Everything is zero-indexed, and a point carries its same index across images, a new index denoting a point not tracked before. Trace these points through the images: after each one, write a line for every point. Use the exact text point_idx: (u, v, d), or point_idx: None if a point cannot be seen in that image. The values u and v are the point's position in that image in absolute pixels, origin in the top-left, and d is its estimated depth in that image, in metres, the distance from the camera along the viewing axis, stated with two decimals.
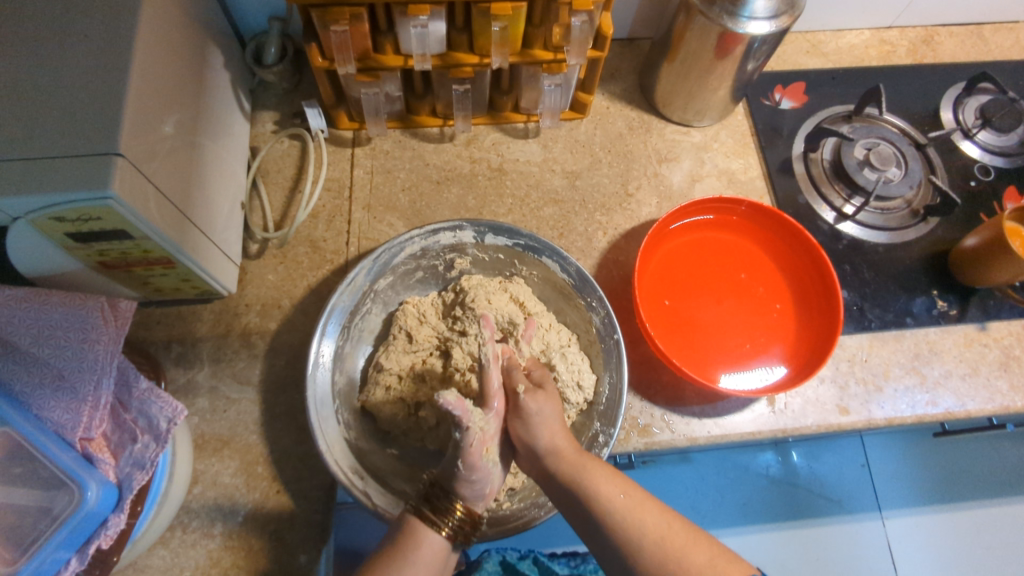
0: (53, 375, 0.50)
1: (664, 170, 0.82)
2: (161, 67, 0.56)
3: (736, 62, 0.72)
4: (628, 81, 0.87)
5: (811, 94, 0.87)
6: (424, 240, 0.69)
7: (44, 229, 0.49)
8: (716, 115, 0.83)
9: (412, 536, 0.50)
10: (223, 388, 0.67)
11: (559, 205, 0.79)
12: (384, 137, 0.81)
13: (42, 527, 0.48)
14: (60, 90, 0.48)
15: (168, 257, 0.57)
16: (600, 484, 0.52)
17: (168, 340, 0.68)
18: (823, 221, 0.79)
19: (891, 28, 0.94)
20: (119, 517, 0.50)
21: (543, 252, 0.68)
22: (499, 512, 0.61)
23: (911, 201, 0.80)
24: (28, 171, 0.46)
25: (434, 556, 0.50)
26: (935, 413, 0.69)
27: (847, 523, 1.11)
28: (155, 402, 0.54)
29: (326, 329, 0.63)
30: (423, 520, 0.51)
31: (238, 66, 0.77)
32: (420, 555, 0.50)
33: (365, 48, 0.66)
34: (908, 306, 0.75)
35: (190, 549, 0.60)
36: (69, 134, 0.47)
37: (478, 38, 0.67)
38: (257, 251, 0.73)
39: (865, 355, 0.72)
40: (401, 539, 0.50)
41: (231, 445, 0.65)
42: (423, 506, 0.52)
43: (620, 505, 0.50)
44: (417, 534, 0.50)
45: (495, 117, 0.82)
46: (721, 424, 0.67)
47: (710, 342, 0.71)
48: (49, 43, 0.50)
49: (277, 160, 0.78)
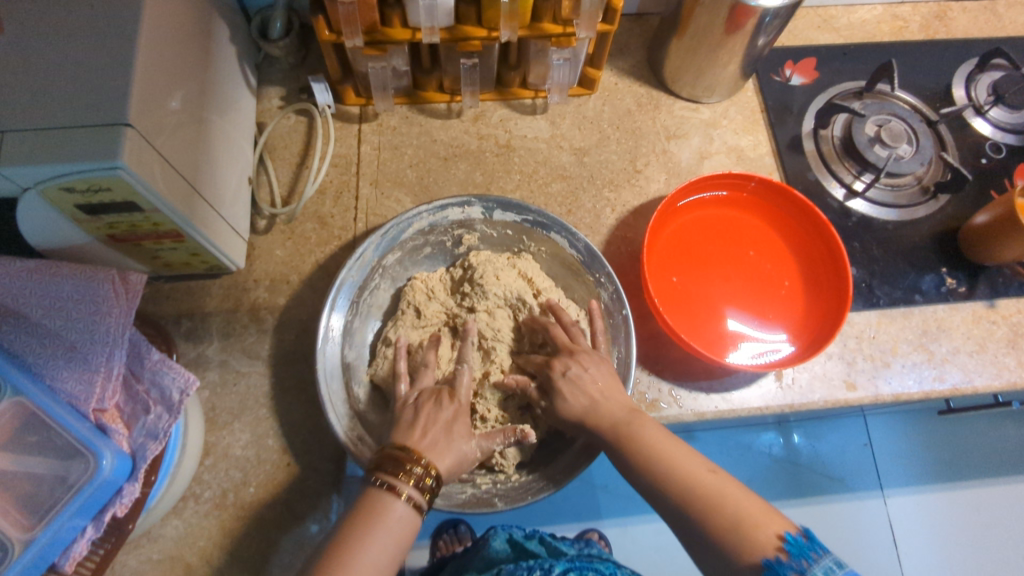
0: (65, 346, 0.51)
1: (672, 147, 0.81)
2: (168, 39, 0.55)
3: (747, 37, 0.71)
4: (637, 57, 0.86)
5: (822, 71, 0.86)
6: (432, 216, 0.68)
7: (55, 200, 0.49)
8: (725, 91, 0.82)
9: (376, 509, 0.49)
10: (233, 362, 0.67)
11: (567, 182, 0.78)
12: (391, 113, 0.80)
13: (58, 494, 0.49)
14: (67, 60, 0.48)
15: (177, 230, 0.57)
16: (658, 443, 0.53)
17: (178, 315, 0.68)
18: (833, 198, 0.79)
19: (904, 4, 0.93)
20: (133, 486, 0.51)
21: (552, 228, 0.68)
22: (509, 484, 0.63)
23: (921, 178, 0.80)
24: (37, 142, 0.46)
25: (402, 524, 0.49)
26: (942, 389, 0.69)
27: (849, 501, 1.12)
28: (167, 373, 0.55)
29: (336, 303, 0.64)
30: (384, 486, 0.50)
31: (243, 41, 0.76)
32: (386, 526, 0.48)
33: (372, 22, 0.65)
34: (916, 283, 0.75)
35: (202, 520, 0.61)
36: (77, 105, 0.47)
37: (487, 11, 0.66)
38: (265, 227, 0.73)
39: (873, 332, 0.72)
40: (360, 511, 0.49)
41: (241, 418, 0.65)
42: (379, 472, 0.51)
43: (670, 462, 0.51)
44: (378, 502, 0.49)
45: (502, 93, 0.82)
46: (728, 399, 0.68)
47: (717, 318, 0.71)
48: (56, 12, 0.49)
49: (284, 136, 0.78)
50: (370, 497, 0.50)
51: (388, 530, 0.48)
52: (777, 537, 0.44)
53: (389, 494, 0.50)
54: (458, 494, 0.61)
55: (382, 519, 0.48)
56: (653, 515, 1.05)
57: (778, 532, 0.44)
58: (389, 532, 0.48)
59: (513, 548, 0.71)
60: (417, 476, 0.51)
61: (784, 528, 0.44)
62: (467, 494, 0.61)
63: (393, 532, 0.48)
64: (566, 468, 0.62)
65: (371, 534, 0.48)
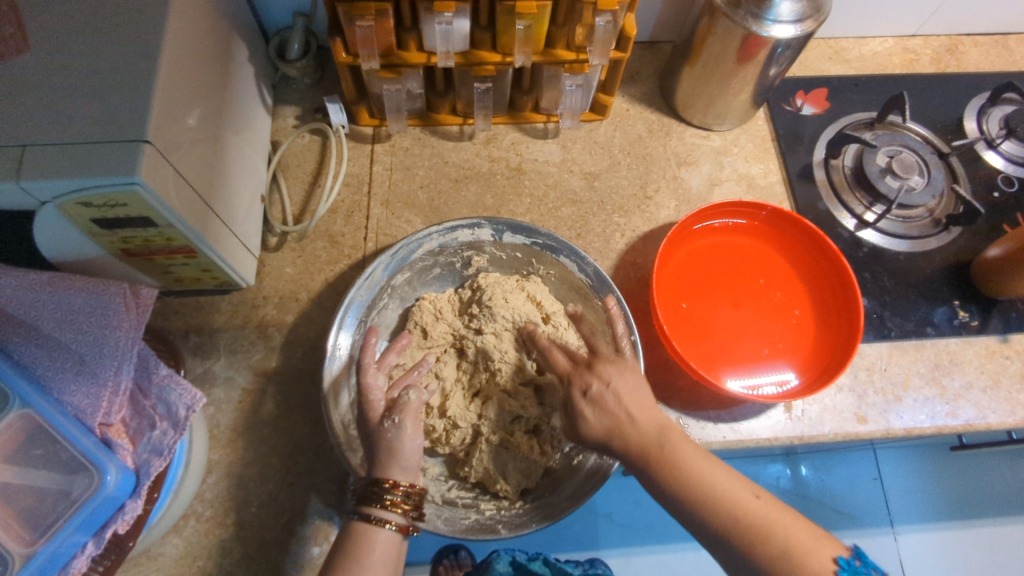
0: (74, 360, 0.51)
1: (683, 174, 0.81)
2: (188, 57, 0.56)
3: (759, 67, 0.72)
4: (648, 84, 0.87)
5: (833, 101, 0.86)
6: (442, 237, 0.69)
7: (71, 214, 0.50)
8: (736, 120, 0.83)
9: (362, 540, 0.50)
10: (239, 378, 0.67)
11: (577, 206, 0.79)
12: (404, 134, 0.81)
13: (60, 509, 0.48)
14: (90, 74, 0.49)
15: (190, 246, 0.58)
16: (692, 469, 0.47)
17: (186, 330, 0.69)
18: (844, 228, 0.78)
19: (915, 37, 0.94)
20: (136, 502, 0.50)
21: (561, 251, 0.68)
22: (511, 511, 0.61)
23: (933, 210, 0.79)
24: (59, 156, 0.46)
25: (389, 551, 0.50)
26: (955, 424, 0.68)
27: (858, 536, 1.10)
28: (174, 389, 0.54)
29: (343, 322, 0.63)
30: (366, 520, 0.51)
31: (261, 61, 0.78)
32: (373, 556, 0.49)
33: (389, 44, 0.67)
34: (929, 316, 0.74)
35: (202, 539, 0.60)
36: (96, 120, 0.48)
37: (502, 36, 0.67)
38: (276, 244, 0.74)
39: (884, 364, 0.71)
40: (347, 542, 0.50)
41: (245, 436, 0.65)
42: (361, 507, 0.51)
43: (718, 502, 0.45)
44: (365, 535, 0.50)
45: (514, 116, 0.82)
46: (737, 429, 0.67)
47: (725, 347, 0.70)
48: (83, 30, 0.50)
49: (298, 154, 0.79)
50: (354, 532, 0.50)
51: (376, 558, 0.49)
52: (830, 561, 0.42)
53: (373, 527, 0.51)
54: (461, 519, 0.60)
55: (373, 550, 0.50)
56: (657, 546, 1.04)
57: (830, 555, 0.42)
58: (376, 563, 0.49)
59: (516, 568, 0.83)
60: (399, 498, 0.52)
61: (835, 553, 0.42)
62: (469, 520, 0.59)
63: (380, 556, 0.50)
64: (571, 495, 0.59)
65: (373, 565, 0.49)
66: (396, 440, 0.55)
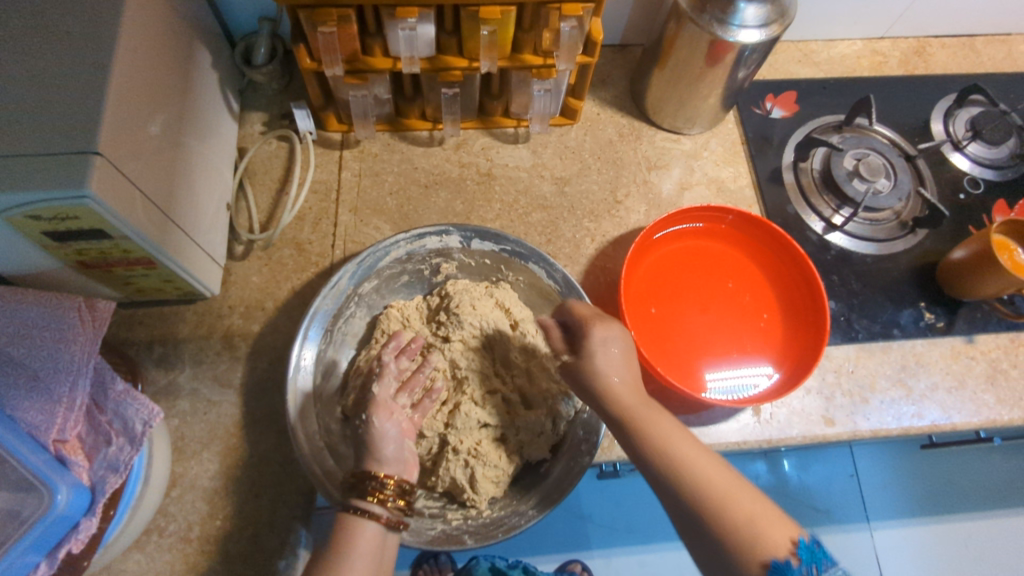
0: (27, 375, 0.50)
1: (653, 178, 0.82)
2: (146, 66, 0.55)
3: (726, 71, 0.72)
4: (619, 87, 0.87)
5: (802, 104, 0.86)
6: (410, 244, 0.68)
7: (20, 227, 0.48)
8: (706, 123, 0.83)
9: (346, 531, 0.50)
10: (204, 390, 0.66)
11: (548, 211, 0.78)
12: (373, 140, 0.80)
13: (9, 530, 0.46)
14: (37, 83, 0.48)
15: (149, 257, 0.57)
16: (667, 435, 0.48)
17: (150, 341, 0.68)
18: (812, 231, 0.79)
19: (883, 39, 0.94)
20: (91, 520, 0.49)
21: (530, 258, 0.68)
22: (478, 521, 0.61)
23: (900, 212, 0.80)
24: (6, 168, 0.45)
25: (372, 544, 0.50)
26: (921, 425, 0.69)
27: (836, 532, 1.11)
28: (131, 404, 0.53)
29: (308, 333, 0.63)
30: (353, 510, 0.51)
31: (226, 66, 0.76)
32: (358, 548, 0.49)
33: (353, 50, 0.66)
34: (895, 317, 0.74)
35: (165, 554, 0.60)
36: (45, 131, 0.47)
37: (467, 42, 0.67)
38: (242, 252, 0.73)
39: (851, 366, 0.72)
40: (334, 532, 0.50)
41: (210, 448, 0.64)
42: (349, 500, 0.52)
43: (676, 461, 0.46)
44: (353, 526, 0.50)
45: (484, 121, 0.82)
46: (705, 434, 0.67)
47: (694, 352, 0.70)
48: (32, 37, 0.49)
49: (265, 161, 0.78)
50: (341, 521, 0.51)
51: (362, 550, 0.49)
52: (789, 540, 0.41)
53: (360, 518, 0.50)
54: (428, 529, 0.59)
55: (359, 542, 0.49)
56: (638, 547, 1.04)
57: (790, 538, 0.42)
58: (361, 554, 0.49)
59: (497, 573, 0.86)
60: (390, 490, 0.52)
61: (796, 533, 0.42)
62: (435, 530, 0.59)
63: (366, 550, 0.49)
64: (538, 504, 0.59)
65: (356, 557, 0.48)
66: (367, 434, 0.56)
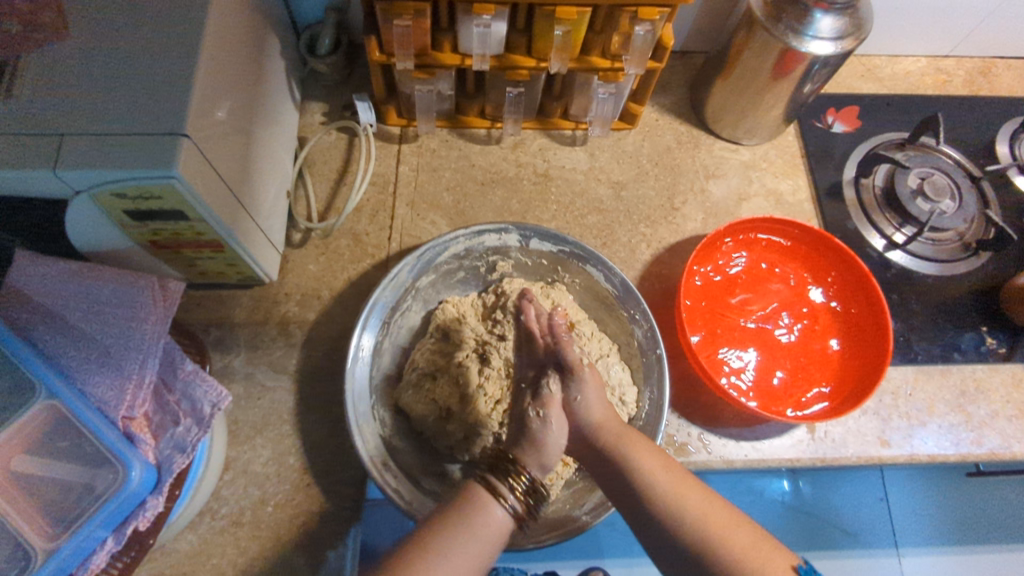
0: (99, 351, 0.51)
1: (710, 186, 0.81)
2: (223, 48, 0.55)
3: (793, 83, 0.71)
4: (679, 94, 0.86)
5: (864, 119, 0.85)
6: (469, 240, 0.68)
7: (105, 206, 0.49)
8: (766, 134, 0.82)
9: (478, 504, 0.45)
10: (259, 375, 0.67)
11: (603, 215, 0.78)
12: (431, 135, 0.80)
13: (84, 503, 0.47)
14: (130, 64, 0.48)
15: (218, 240, 0.57)
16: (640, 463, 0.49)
17: (207, 323, 0.68)
18: (872, 248, 0.77)
19: (948, 58, 0.93)
20: (158, 499, 0.49)
21: (589, 261, 0.68)
22: (531, 522, 0.60)
23: (963, 233, 0.78)
24: (99, 146, 0.46)
25: (499, 531, 0.45)
26: (979, 453, 0.67)
27: (864, 557, 1.06)
28: (200, 385, 0.54)
29: (368, 323, 0.63)
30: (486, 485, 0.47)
31: (292, 55, 0.77)
32: (484, 527, 0.44)
33: (424, 45, 0.66)
34: (955, 341, 0.73)
35: (217, 536, 0.60)
36: (135, 112, 0.47)
37: (538, 41, 0.66)
38: (300, 241, 0.73)
39: (909, 389, 0.70)
40: (462, 500, 0.46)
41: (264, 433, 0.64)
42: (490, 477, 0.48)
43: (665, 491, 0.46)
44: (480, 500, 0.46)
45: (543, 122, 0.82)
46: (759, 448, 0.66)
47: (749, 363, 0.69)
48: (123, 21, 0.50)
49: (324, 151, 0.78)
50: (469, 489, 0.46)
51: (481, 533, 0.44)
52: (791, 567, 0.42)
53: (493, 500, 0.46)
54: None
55: (478, 520, 0.44)
56: None
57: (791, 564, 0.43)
58: (480, 532, 0.44)
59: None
60: (521, 484, 0.47)
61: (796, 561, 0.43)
62: None
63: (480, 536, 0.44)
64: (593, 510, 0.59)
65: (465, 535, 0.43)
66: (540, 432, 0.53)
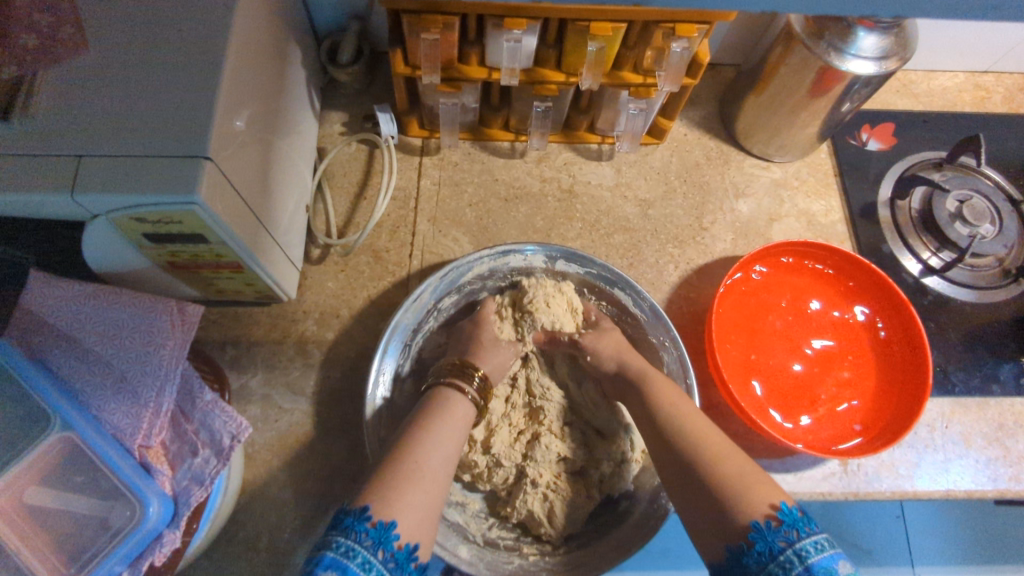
0: (114, 377, 0.49)
1: (740, 205, 0.78)
2: (244, 58, 0.52)
3: (831, 102, 0.69)
4: (708, 108, 0.84)
5: (900, 137, 0.82)
6: (493, 260, 0.66)
7: (123, 227, 0.47)
8: (799, 152, 0.79)
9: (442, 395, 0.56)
10: (276, 396, 0.65)
11: (630, 234, 0.76)
12: (454, 148, 0.78)
13: (101, 540, 0.46)
14: (153, 83, 0.46)
15: (238, 261, 0.55)
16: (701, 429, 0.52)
17: (223, 342, 0.66)
18: (908, 274, 0.75)
19: (986, 73, 0.90)
20: (175, 533, 0.48)
21: (618, 284, 0.66)
22: (557, 558, 0.58)
23: (1003, 259, 0.75)
24: (119, 170, 0.44)
25: (459, 414, 0.55)
26: (1019, 490, 0.65)
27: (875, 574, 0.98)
28: (219, 416, 0.53)
29: (388, 349, 0.61)
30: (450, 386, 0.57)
31: (313, 64, 0.75)
32: (450, 408, 0.55)
33: (451, 57, 0.64)
34: (994, 372, 0.70)
35: (232, 564, 0.58)
36: (159, 136, 0.45)
37: (569, 56, 0.64)
38: (319, 257, 0.71)
39: (946, 422, 0.68)
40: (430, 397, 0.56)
41: (280, 457, 0.62)
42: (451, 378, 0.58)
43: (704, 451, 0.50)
44: (446, 395, 0.56)
45: (568, 136, 0.79)
46: (791, 482, 0.64)
47: (779, 392, 0.67)
48: (145, 37, 0.48)
49: (344, 164, 0.76)
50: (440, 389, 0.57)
51: (448, 415, 0.54)
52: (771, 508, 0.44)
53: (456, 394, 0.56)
54: (504, 564, 0.57)
55: (451, 406, 0.55)
56: None
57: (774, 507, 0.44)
58: (449, 415, 0.54)
59: None
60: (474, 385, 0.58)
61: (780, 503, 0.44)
62: (512, 565, 0.57)
63: (451, 422, 0.54)
64: (620, 547, 0.57)
65: (433, 419, 0.53)
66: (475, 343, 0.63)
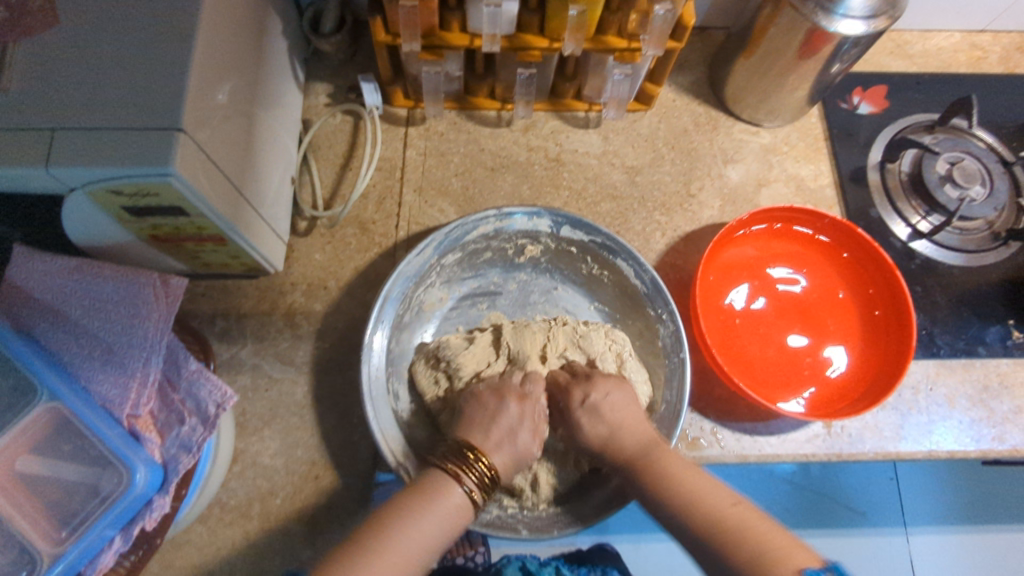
0: (102, 348, 0.50)
1: (728, 171, 0.78)
2: (227, 30, 0.52)
3: (820, 64, 0.67)
4: (697, 73, 0.82)
5: (893, 100, 0.81)
6: (499, 221, 0.66)
7: (101, 201, 0.48)
8: (788, 116, 0.79)
9: (435, 488, 0.46)
10: (266, 366, 0.66)
11: (617, 201, 0.76)
12: (440, 118, 0.78)
13: (90, 507, 0.47)
14: (123, 54, 0.46)
15: (221, 234, 0.56)
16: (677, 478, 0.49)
17: (213, 314, 0.67)
18: (896, 237, 0.75)
19: (984, 32, 0.88)
20: (164, 499, 0.49)
21: (619, 254, 0.67)
22: (537, 513, 0.60)
23: (993, 222, 0.75)
24: (92, 142, 0.44)
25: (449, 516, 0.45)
26: (1001, 450, 0.66)
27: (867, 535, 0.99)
28: (205, 384, 0.54)
29: (384, 313, 0.63)
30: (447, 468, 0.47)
31: (295, 34, 0.74)
32: (438, 502, 0.45)
33: (430, 25, 0.63)
34: (980, 334, 0.70)
35: (226, 528, 0.60)
36: (131, 107, 0.45)
37: (551, 21, 0.63)
38: (306, 228, 0.72)
39: (930, 384, 0.68)
40: (417, 486, 0.47)
41: (271, 425, 0.64)
42: (448, 458, 0.48)
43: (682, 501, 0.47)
44: (441, 483, 0.46)
45: (555, 104, 0.79)
46: (774, 443, 0.65)
47: (767, 348, 0.68)
48: (115, 7, 0.47)
49: (330, 135, 0.76)
50: (432, 476, 0.47)
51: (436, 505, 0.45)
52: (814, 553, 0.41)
53: (452, 482, 0.47)
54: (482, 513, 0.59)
55: (436, 496, 0.46)
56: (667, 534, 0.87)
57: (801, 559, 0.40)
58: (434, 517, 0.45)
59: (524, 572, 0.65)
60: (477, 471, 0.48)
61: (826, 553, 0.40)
62: (491, 515, 0.59)
63: (443, 518, 0.45)
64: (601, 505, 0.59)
65: (429, 506, 0.45)
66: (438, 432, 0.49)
